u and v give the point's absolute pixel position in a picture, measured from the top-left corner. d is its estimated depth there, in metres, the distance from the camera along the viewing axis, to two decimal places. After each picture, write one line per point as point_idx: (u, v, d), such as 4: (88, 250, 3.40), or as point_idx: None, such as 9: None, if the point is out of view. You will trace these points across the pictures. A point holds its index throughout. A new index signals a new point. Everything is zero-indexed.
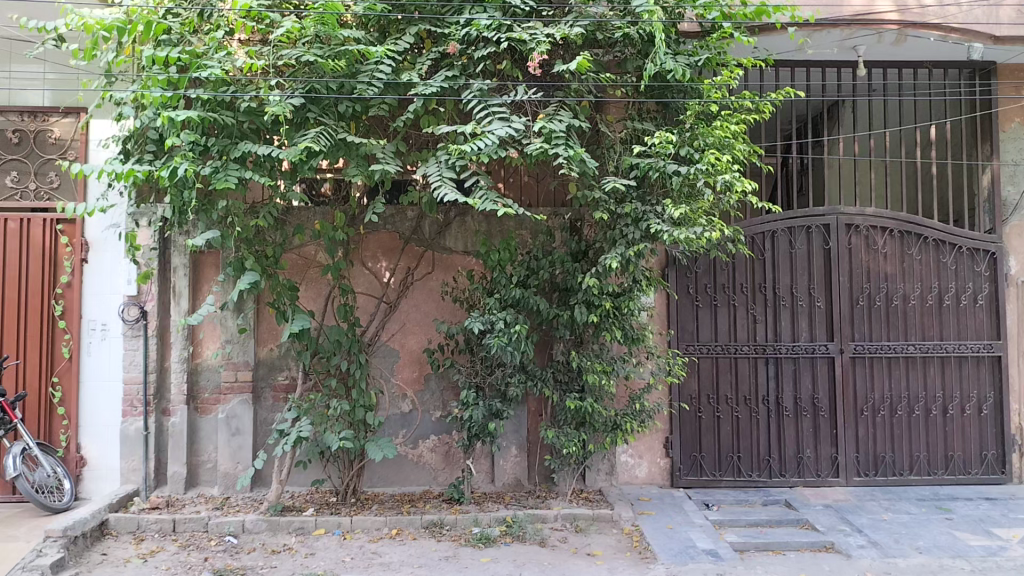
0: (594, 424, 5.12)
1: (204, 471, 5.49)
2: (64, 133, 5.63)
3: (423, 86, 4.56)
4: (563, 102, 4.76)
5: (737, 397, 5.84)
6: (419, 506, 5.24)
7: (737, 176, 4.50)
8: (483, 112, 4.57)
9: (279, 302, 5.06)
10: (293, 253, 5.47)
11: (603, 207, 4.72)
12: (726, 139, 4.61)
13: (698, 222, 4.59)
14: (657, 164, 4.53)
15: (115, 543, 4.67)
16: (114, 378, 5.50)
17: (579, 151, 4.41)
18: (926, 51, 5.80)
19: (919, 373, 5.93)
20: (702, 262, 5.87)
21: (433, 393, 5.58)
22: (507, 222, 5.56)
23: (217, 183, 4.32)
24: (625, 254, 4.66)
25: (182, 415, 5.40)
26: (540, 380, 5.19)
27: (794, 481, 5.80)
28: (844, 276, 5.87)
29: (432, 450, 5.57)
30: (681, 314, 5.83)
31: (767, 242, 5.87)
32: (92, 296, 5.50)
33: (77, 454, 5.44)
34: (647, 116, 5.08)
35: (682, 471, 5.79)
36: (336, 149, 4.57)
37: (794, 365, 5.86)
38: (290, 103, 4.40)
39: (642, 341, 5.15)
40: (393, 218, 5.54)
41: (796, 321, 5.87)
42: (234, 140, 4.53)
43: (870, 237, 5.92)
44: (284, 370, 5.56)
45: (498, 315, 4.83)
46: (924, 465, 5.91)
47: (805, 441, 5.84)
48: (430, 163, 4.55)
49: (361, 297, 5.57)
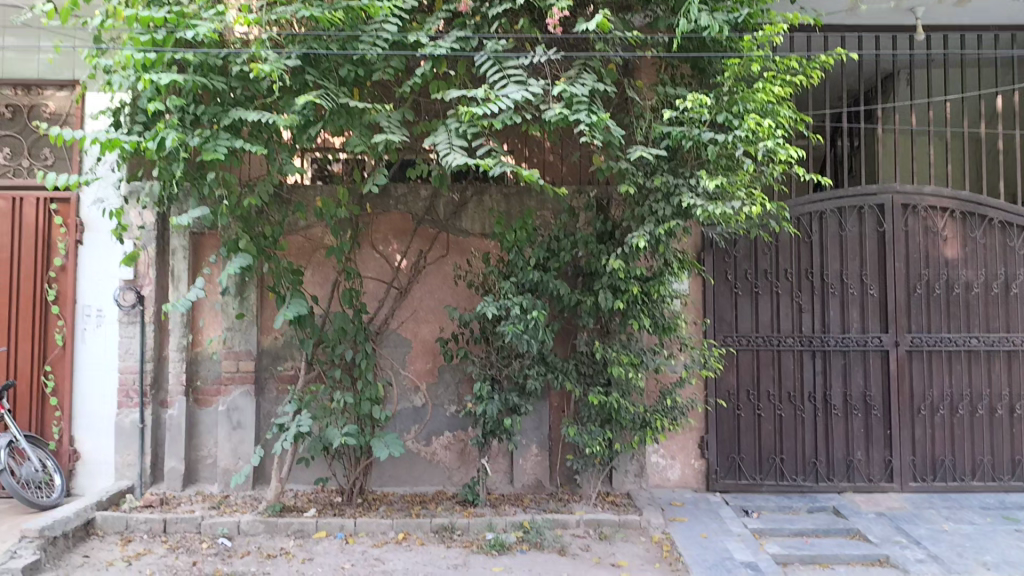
0: (621, 422, 4.66)
1: (204, 467, 5.16)
2: (59, 108, 5.32)
3: (432, 46, 4.13)
4: (587, 63, 4.30)
5: (780, 394, 5.33)
6: (430, 508, 4.83)
7: (782, 143, 3.99)
8: (498, 75, 4.11)
9: (280, 286, 4.69)
10: (297, 235, 5.10)
11: (630, 180, 4.26)
12: (769, 104, 4.10)
13: (737, 195, 4.06)
14: (690, 132, 4.11)
15: (99, 545, 4.34)
16: (109, 367, 5.15)
17: (604, 117, 3.93)
18: (992, 12, 5.21)
19: (983, 369, 5.37)
20: (743, 244, 5.37)
21: (448, 386, 5.16)
22: (529, 200, 5.17)
23: (206, 154, 3.94)
24: (655, 232, 4.21)
25: (180, 408, 5.07)
26: (562, 373, 4.75)
27: (844, 486, 5.29)
28: (900, 262, 5.33)
29: (446, 447, 5.16)
30: (718, 302, 5.34)
31: (814, 223, 5.37)
32: (87, 280, 5.18)
33: (70, 448, 5.12)
34: (681, 81, 4.65)
35: (718, 474, 5.31)
36: (337, 116, 4.17)
37: (843, 359, 5.34)
38: (286, 64, 4.02)
39: (675, 331, 4.68)
40: (405, 197, 5.14)
41: (846, 311, 5.34)
42: (224, 107, 4.17)
43: (929, 219, 5.37)
44: (288, 361, 5.19)
45: (514, 300, 4.39)
46: (988, 471, 5.35)
47: (855, 443, 5.32)
48: (440, 131, 4.15)
49: (370, 282, 5.17)
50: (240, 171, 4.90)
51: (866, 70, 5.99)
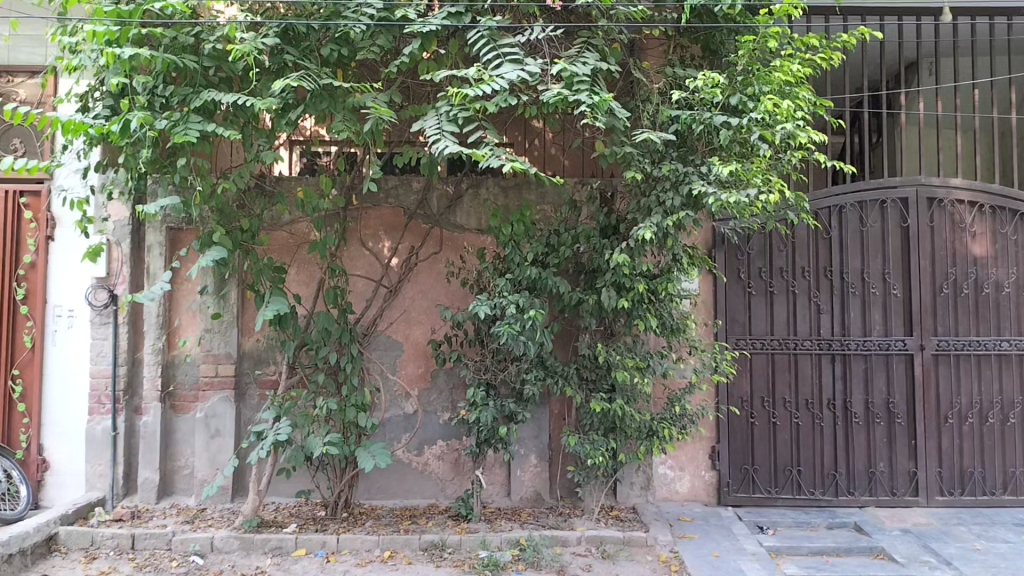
0: (626, 430, 4.31)
1: (181, 478, 4.84)
2: (30, 97, 4.99)
3: (421, 23, 3.76)
4: (590, 42, 3.95)
5: (797, 401, 4.97)
6: (419, 523, 4.49)
7: (802, 125, 3.68)
8: (491, 53, 3.76)
9: (259, 284, 4.37)
10: (281, 230, 4.78)
11: (637, 168, 3.92)
12: (787, 86, 3.78)
13: (753, 182, 3.72)
14: (701, 116, 3.76)
15: (61, 563, 4.02)
16: (81, 372, 4.83)
17: (607, 97, 3.58)
18: None
19: (1015, 374, 5.01)
20: (756, 241, 5.03)
21: (441, 392, 4.82)
22: (528, 193, 4.84)
23: (174, 138, 3.59)
24: (663, 224, 3.86)
25: (155, 414, 4.75)
26: (562, 377, 4.41)
27: (865, 501, 4.93)
28: (925, 259, 4.98)
29: (439, 457, 4.82)
30: (729, 303, 4.99)
31: (833, 218, 5.02)
32: (58, 278, 4.88)
33: (39, 457, 4.81)
34: (691, 63, 4.33)
35: (730, 487, 4.95)
36: (318, 99, 3.83)
37: (864, 363, 4.98)
38: (262, 43, 3.70)
39: (684, 332, 4.34)
40: (397, 190, 4.82)
41: (868, 312, 4.99)
42: (195, 88, 3.81)
43: (956, 214, 5.02)
44: (270, 364, 4.86)
45: (510, 299, 4.05)
46: (1020, 484, 4.99)
47: (877, 453, 4.95)
48: (429, 114, 3.80)
49: (358, 281, 4.84)
50: (213, 161, 4.59)
51: (889, 56, 5.63)
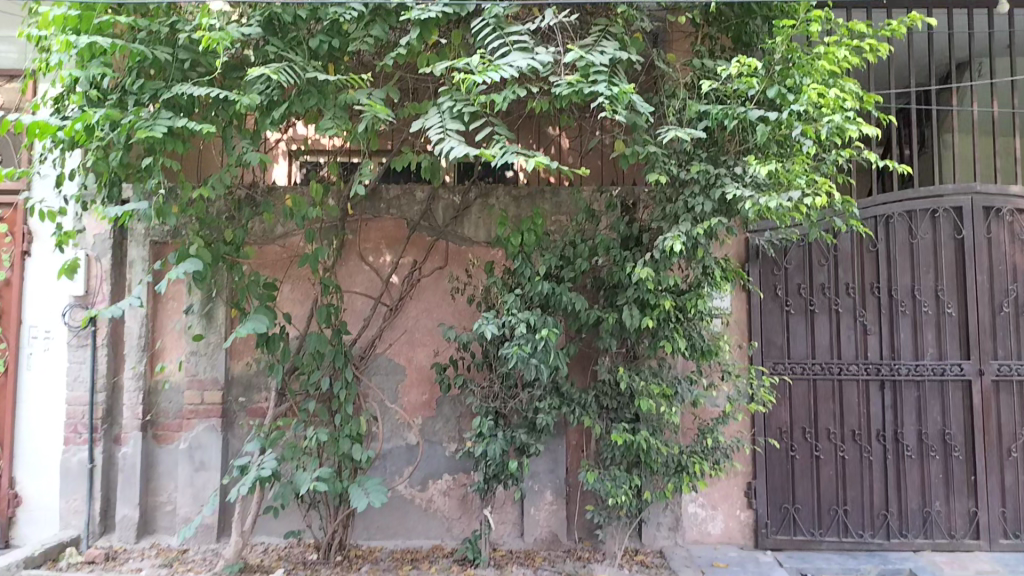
0: (652, 465, 3.84)
1: (163, 515, 4.42)
2: (8, 101, 4.70)
3: (419, 10, 3.34)
4: (607, 30, 3.54)
5: (843, 432, 4.47)
6: (421, 568, 4.02)
7: (852, 117, 3.23)
8: (498, 41, 3.35)
9: (245, 301, 3.97)
10: (274, 244, 4.39)
11: (661, 169, 3.50)
12: (831, 77, 3.35)
13: (795, 183, 3.27)
14: (734, 110, 3.32)
15: None
16: (58, 397, 4.45)
17: (627, 88, 3.15)
18: None
19: None
20: (794, 254, 4.56)
21: (447, 421, 4.38)
22: (542, 202, 4.42)
23: (139, 133, 3.21)
24: (692, 233, 3.41)
25: (135, 445, 4.34)
26: (580, 406, 3.95)
27: (920, 544, 4.40)
28: (983, 275, 4.49)
29: (444, 494, 4.37)
30: (765, 323, 4.53)
31: (879, 229, 4.55)
32: (35, 297, 4.52)
33: (9, 491, 4.41)
34: (722, 54, 3.91)
35: (769, 528, 4.44)
36: (306, 96, 3.45)
37: (917, 391, 4.47)
38: (240, 31, 3.36)
39: (717, 356, 3.86)
40: (399, 201, 4.43)
41: (919, 333, 4.50)
42: (168, 83, 3.45)
43: (1016, 224, 4.55)
44: (261, 390, 4.45)
45: (519, 317, 3.61)
46: None
47: (933, 491, 4.43)
48: (431, 111, 3.38)
49: (358, 299, 4.44)
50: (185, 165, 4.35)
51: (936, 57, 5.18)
